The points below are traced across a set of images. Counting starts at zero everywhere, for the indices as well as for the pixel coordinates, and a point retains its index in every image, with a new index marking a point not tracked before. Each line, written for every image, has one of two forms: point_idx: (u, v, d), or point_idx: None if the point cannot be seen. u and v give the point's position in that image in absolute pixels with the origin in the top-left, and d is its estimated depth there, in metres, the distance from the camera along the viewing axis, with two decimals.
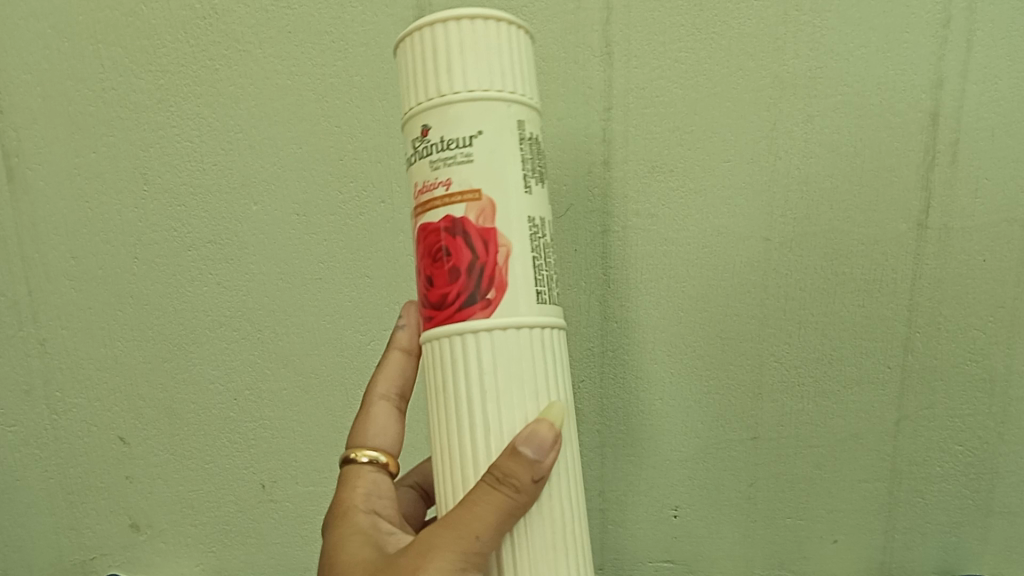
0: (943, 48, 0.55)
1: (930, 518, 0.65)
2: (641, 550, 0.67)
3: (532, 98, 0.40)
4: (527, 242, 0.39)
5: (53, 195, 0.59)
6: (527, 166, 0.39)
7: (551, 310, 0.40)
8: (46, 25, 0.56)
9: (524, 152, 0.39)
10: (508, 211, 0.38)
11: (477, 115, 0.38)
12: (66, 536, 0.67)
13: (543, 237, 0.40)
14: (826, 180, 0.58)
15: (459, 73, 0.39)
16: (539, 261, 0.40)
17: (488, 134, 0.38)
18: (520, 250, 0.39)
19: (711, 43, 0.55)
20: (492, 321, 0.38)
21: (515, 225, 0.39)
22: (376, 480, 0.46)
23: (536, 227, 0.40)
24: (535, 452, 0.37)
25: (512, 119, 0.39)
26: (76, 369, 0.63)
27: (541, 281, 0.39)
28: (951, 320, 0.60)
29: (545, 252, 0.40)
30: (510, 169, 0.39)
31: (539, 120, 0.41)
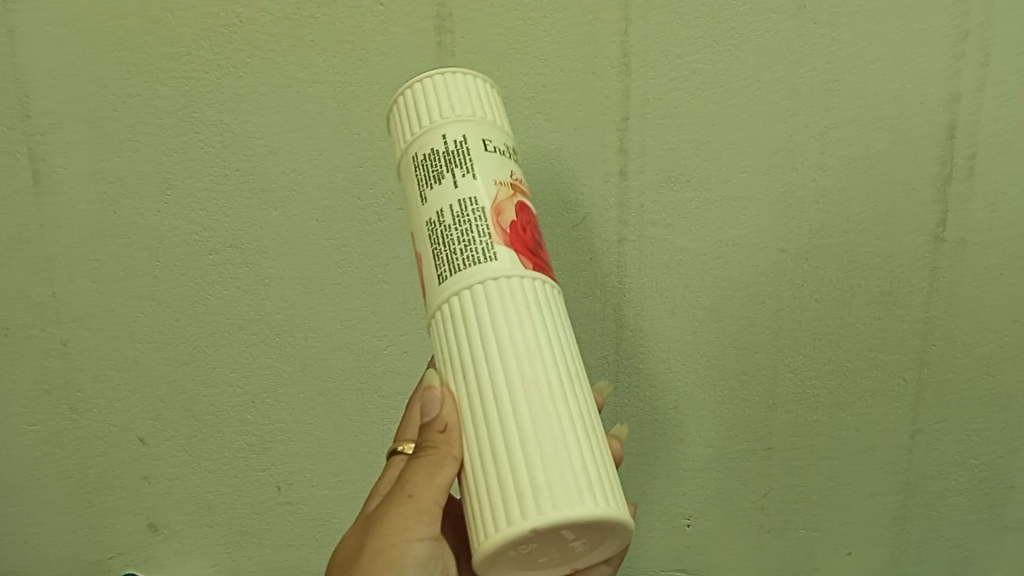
0: (960, 61, 0.55)
1: (943, 531, 0.65)
2: (653, 557, 0.67)
3: (425, 122, 0.43)
4: (428, 241, 0.42)
5: (77, 198, 0.60)
6: (421, 180, 0.43)
7: (455, 281, 0.40)
8: (72, 30, 0.56)
9: (420, 171, 0.43)
10: (418, 227, 0.43)
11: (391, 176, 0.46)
12: (85, 535, 0.68)
13: (445, 223, 0.41)
14: (842, 192, 0.58)
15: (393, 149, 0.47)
16: (439, 249, 0.41)
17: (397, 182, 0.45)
18: (426, 254, 0.42)
19: (729, 54, 0.56)
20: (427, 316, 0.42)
21: (421, 235, 0.42)
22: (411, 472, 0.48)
23: (436, 223, 0.41)
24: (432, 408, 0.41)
25: (408, 154, 0.44)
26: (97, 370, 0.64)
27: (439, 265, 0.41)
28: (967, 333, 0.60)
29: (448, 235, 0.41)
30: (410, 197, 0.43)
31: (439, 128, 0.43)
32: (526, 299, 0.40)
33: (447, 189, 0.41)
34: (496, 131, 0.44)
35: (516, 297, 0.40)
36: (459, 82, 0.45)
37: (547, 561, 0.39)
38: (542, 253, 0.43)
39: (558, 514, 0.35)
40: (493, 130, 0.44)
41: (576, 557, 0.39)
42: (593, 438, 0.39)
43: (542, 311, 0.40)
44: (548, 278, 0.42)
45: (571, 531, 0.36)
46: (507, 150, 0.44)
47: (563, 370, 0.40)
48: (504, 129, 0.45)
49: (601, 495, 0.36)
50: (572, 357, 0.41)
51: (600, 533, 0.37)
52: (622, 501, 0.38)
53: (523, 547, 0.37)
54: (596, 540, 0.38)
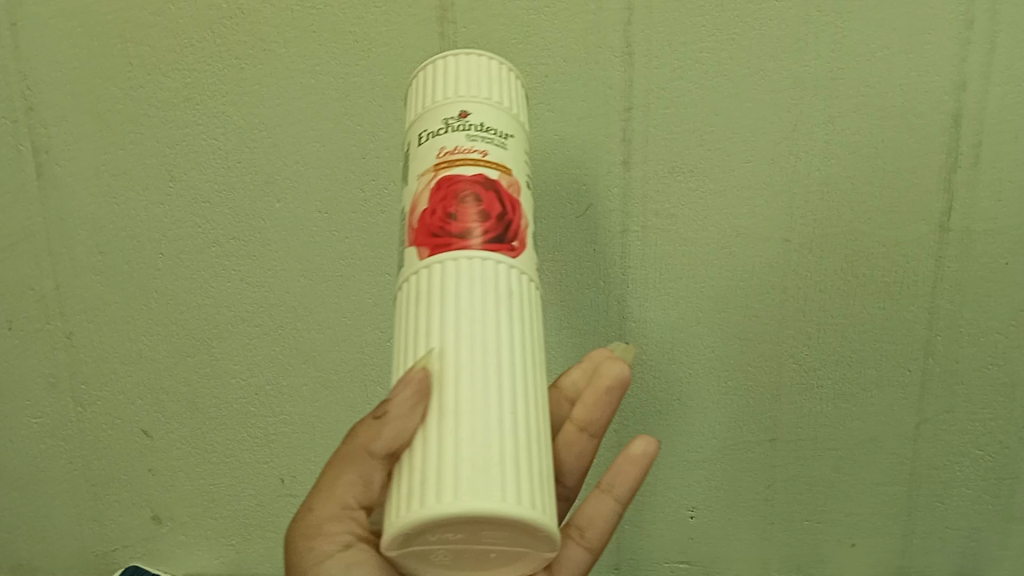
0: (965, 49, 0.55)
1: (949, 522, 0.65)
2: (658, 549, 0.67)
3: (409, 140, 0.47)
4: None
5: (81, 191, 0.60)
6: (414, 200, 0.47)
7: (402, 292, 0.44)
8: (75, 23, 0.57)
9: None
10: None
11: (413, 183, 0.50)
12: (90, 527, 0.68)
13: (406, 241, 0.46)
14: (846, 181, 0.58)
15: None
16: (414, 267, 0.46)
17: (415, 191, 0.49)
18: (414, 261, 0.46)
19: (732, 43, 0.55)
20: None
21: None
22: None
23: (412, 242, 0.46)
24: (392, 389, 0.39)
25: None
26: (101, 363, 0.64)
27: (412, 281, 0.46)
28: (973, 322, 0.60)
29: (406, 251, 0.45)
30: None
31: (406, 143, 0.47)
32: (421, 290, 0.40)
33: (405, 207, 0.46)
34: (435, 112, 0.44)
35: (409, 298, 0.41)
36: (422, 77, 0.46)
37: (475, 560, 0.37)
38: (463, 220, 0.40)
39: (400, 524, 0.35)
40: (431, 114, 0.44)
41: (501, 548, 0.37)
42: (461, 427, 0.37)
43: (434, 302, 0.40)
44: (457, 254, 0.40)
45: (431, 536, 0.35)
46: (442, 125, 0.43)
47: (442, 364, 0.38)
48: (452, 101, 0.44)
49: (450, 493, 0.35)
50: (477, 339, 0.39)
51: (478, 526, 0.35)
52: (491, 491, 0.35)
53: (417, 559, 0.37)
54: (487, 531, 0.35)
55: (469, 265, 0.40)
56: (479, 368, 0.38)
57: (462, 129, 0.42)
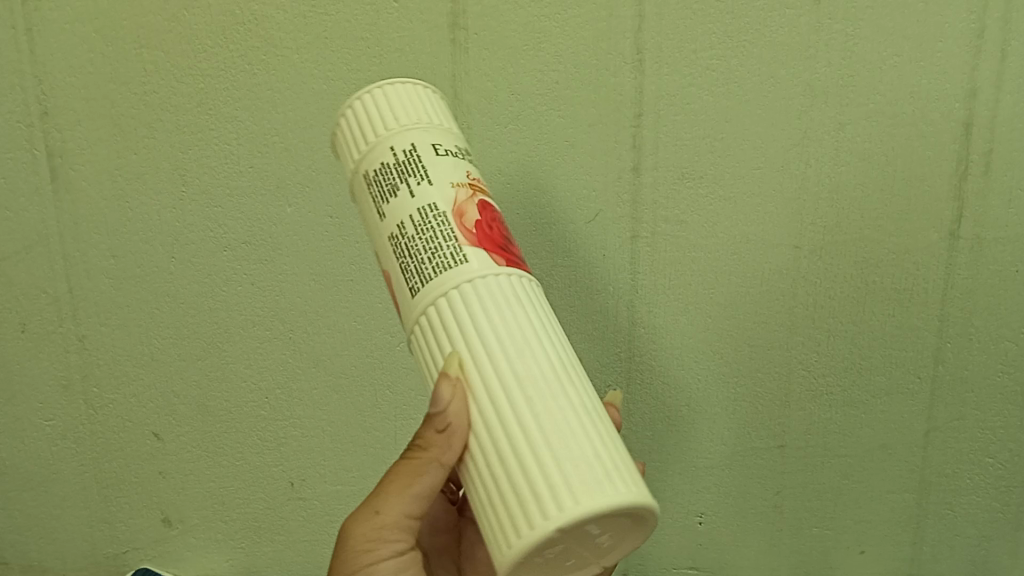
0: (977, 57, 0.55)
1: (958, 530, 0.64)
2: (666, 555, 0.67)
3: (372, 135, 0.42)
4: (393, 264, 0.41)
5: (95, 195, 0.61)
6: (380, 191, 0.41)
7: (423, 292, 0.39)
8: (90, 28, 0.57)
9: (376, 185, 0.42)
10: (381, 248, 0.42)
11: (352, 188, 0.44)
12: (101, 529, 0.69)
13: (402, 239, 0.40)
14: (857, 189, 0.58)
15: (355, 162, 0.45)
16: (407, 262, 0.40)
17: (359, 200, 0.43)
18: (394, 275, 0.41)
19: (743, 51, 0.55)
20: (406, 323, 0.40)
21: (385, 255, 0.41)
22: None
23: (395, 238, 0.40)
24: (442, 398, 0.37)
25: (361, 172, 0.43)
26: (113, 365, 0.65)
27: (412, 276, 0.40)
28: (983, 331, 0.60)
29: (417, 237, 0.40)
30: (369, 220, 0.42)
31: (389, 139, 0.42)
32: (506, 295, 0.39)
33: (397, 203, 0.40)
34: (445, 132, 0.43)
35: (503, 301, 0.38)
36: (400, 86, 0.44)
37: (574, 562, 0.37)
38: (513, 247, 0.42)
39: (561, 516, 0.34)
40: (443, 132, 0.43)
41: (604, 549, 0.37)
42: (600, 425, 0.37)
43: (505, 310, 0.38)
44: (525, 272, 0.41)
45: (603, 521, 0.35)
46: (457, 149, 0.42)
47: (532, 364, 0.37)
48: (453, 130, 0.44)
49: (625, 479, 0.35)
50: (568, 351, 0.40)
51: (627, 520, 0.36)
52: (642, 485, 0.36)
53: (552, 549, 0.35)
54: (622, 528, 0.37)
55: (528, 286, 0.40)
56: (575, 373, 0.38)
57: (471, 161, 0.43)
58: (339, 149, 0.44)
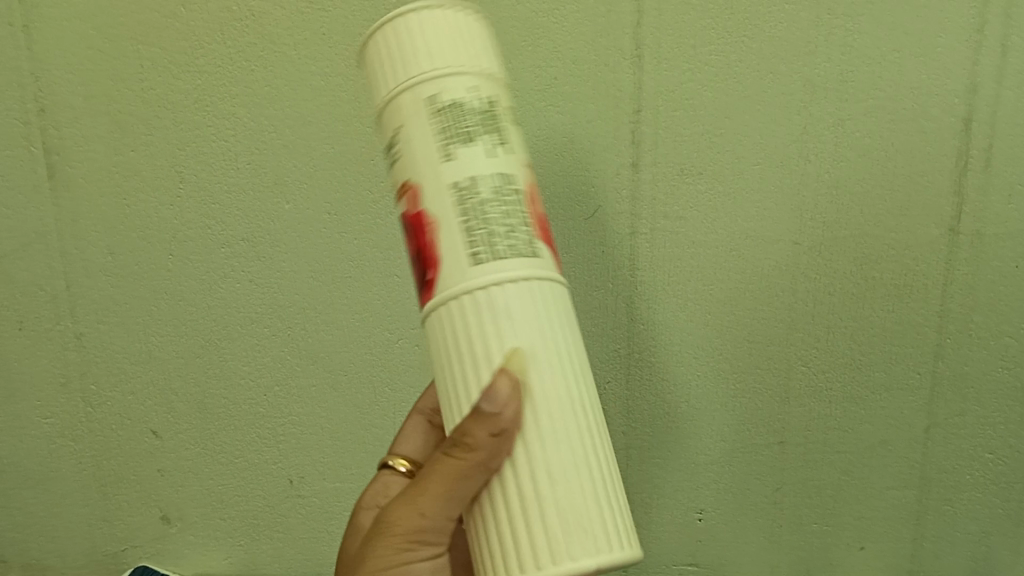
0: (978, 52, 0.55)
1: (959, 527, 0.64)
2: (666, 552, 0.67)
3: (444, 67, 0.40)
4: (450, 212, 0.38)
5: (93, 192, 0.61)
6: (446, 135, 0.39)
7: (495, 264, 0.38)
8: (88, 26, 0.57)
9: (439, 123, 0.39)
10: (430, 189, 0.39)
11: (397, 114, 0.41)
12: (100, 526, 0.69)
13: (473, 196, 0.38)
14: (857, 184, 0.58)
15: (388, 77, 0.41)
16: (469, 223, 0.38)
17: (409, 128, 0.40)
18: (446, 222, 0.38)
19: (743, 46, 0.55)
20: (461, 285, 0.38)
21: (438, 199, 0.39)
22: (390, 484, 0.53)
23: (461, 190, 0.39)
24: (492, 404, 0.36)
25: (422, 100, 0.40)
26: (111, 363, 0.64)
27: (476, 241, 0.38)
28: (984, 327, 0.60)
29: (494, 207, 0.38)
30: (419, 154, 0.40)
31: (463, 83, 0.40)
32: (563, 312, 0.39)
33: (472, 157, 0.39)
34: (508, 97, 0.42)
35: (562, 321, 0.39)
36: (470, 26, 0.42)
37: None
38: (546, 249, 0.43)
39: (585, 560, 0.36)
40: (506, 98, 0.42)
41: None
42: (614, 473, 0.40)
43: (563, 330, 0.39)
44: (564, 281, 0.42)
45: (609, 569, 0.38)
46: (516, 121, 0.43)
47: (579, 395, 0.38)
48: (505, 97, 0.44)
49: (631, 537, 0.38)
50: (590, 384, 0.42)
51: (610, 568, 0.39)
52: None
53: None
54: None
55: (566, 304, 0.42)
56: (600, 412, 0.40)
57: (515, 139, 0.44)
58: (393, 66, 0.41)
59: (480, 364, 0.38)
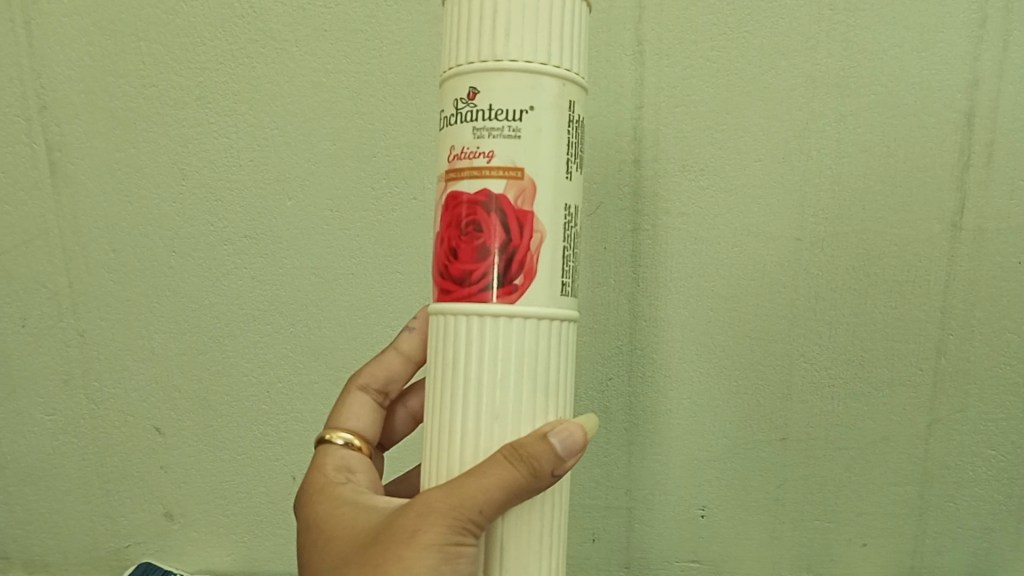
0: (979, 47, 0.55)
1: (960, 522, 0.64)
2: (668, 549, 0.66)
3: (582, 78, 0.39)
4: (560, 229, 0.38)
5: (94, 189, 0.61)
6: (570, 150, 0.38)
7: (571, 302, 0.39)
8: (90, 22, 0.58)
9: (569, 135, 0.38)
10: (547, 197, 0.37)
11: (525, 87, 0.37)
12: (102, 524, 0.69)
13: (574, 226, 0.39)
14: (859, 179, 0.58)
15: (520, 40, 0.37)
16: (568, 252, 0.39)
17: (537, 114, 0.37)
18: (552, 239, 0.38)
19: (743, 42, 0.56)
20: (556, 310, 0.38)
21: (551, 211, 0.38)
22: (348, 457, 0.48)
23: (570, 215, 0.39)
24: (563, 445, 0.36)
25: (562, 98, 0.38)
26: (113, 359, 0.64)
27: (568, 272, 0.38)
28: (985, 323, 0.60)
29: (576, 243, 0.39)
30: (543, 150, 0.37)
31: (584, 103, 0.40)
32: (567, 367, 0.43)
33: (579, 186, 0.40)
34: None
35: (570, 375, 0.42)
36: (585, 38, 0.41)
37: None
38: None
39: None
40: None
41: None
42: None
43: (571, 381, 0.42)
44: None
45: None
46: None
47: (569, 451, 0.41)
48: None
49: None
50: None
51: None
52: None
53: None
54: None
55: None
56: None
57: None
58: (539, 38, 0.37)
59: (538, 387, 0.38)
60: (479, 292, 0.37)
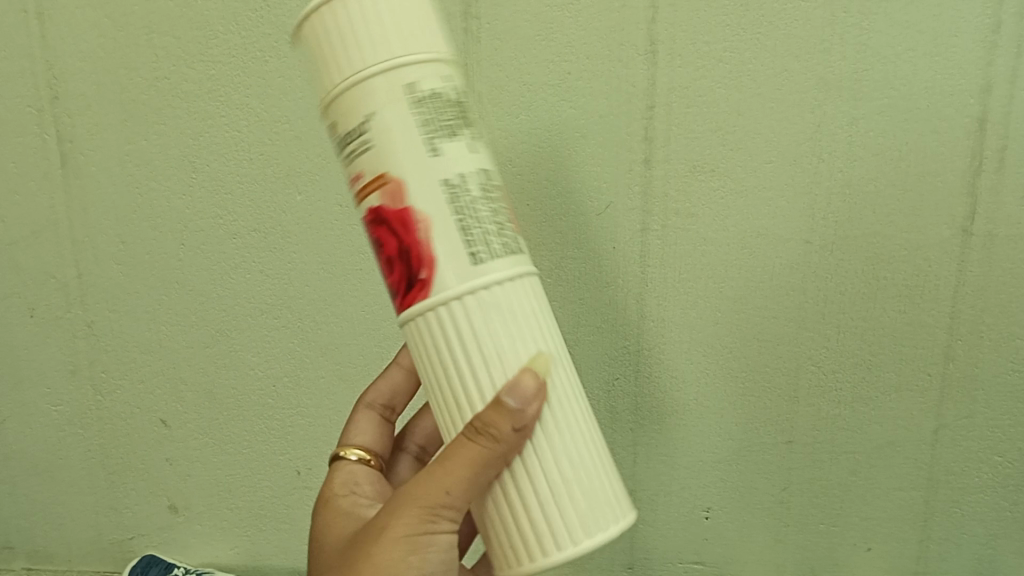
0: (992, 52, 0.55)
1: (966, 528, 0.64)
2: (671, 549, 0.66)
3: (406, 57, 0.39)
4: (443, 206, 0.39)
5: (105, 181, 0.61)
6: (425, 130, 0.39)
7: (487, 267, 0.39)
8: (101, 14, 0.57)
9: (418, 118, 0.39)
10: (420, 187, 0.39)
11: (360, 103, 0.39)
12: (107, 515, 0.69)
13: (465, 196, 0.39)
14: (870, 183, 0.57)
15: (341, 67, 0.40)
16: (464, 221, 0.39)
17: (387, 113, 0.39)
18: (438, 219, 0.39)
19: (756, 43, 0.55)
20: (462, 281, 0.39)
21: (428, 195, 0.39)
22: (355, 471, 0.49)
23: (454, 188, 0.39)
24: (517, 401, 0.37)
25: (396, 90, 0.39)
26: (121, 352, 0.65)
27: (469, 240, 0.39)
28: (994, 329, 0.60)
29: (473, 209, 0.39)
30: (404, 147, 0.39)
31: (433, 74, 0.40)
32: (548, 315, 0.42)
33: (459, 155, 0.40)
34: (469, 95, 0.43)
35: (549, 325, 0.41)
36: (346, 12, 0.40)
37: None
38: None
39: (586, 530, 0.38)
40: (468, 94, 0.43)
41: None
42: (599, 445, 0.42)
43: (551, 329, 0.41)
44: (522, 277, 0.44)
45: None
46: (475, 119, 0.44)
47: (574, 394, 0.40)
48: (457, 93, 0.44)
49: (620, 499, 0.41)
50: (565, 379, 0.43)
51: None
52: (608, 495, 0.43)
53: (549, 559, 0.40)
54: None
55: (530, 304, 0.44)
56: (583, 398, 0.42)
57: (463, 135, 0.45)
58: (352, 56, 0.40)
59: (483, 363, 0.39)
60: (403, 301, 0.40)
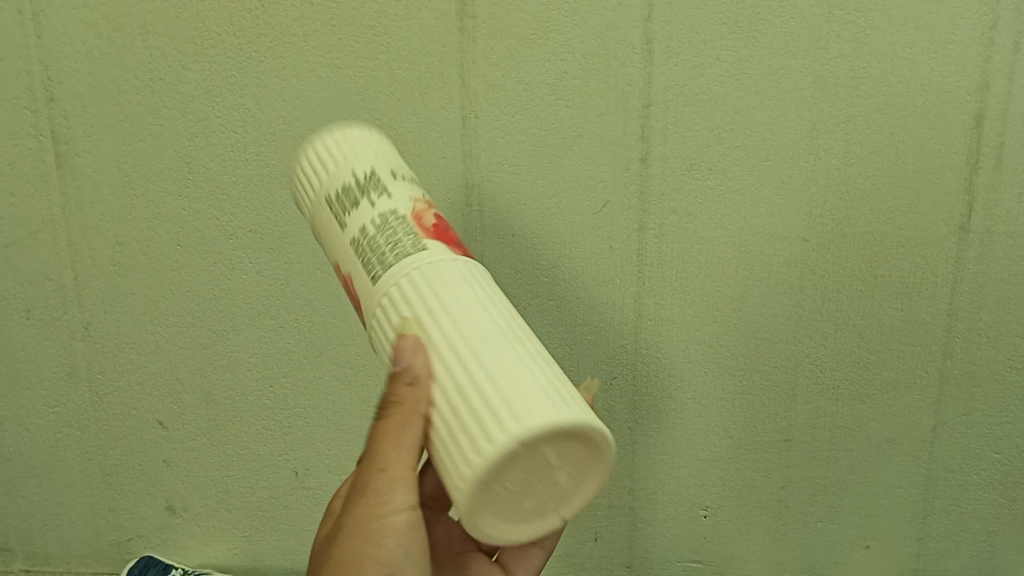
0: (989, 49, 0.55)
1: (965, 526, 0.64)
2: (670, 548, 0.66)
3: (313, 168, 0.42)
4: (358, 262, 0.38)
5: (101, 182, 0.61)
6: (336, 209, 0.40)
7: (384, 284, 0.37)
8: (98, 15, 0.57)
9: (332, 206, 0.41)
10: (346, 256, 0.39)
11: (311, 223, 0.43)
12: (105, 516, 0.69)
13: (367, 240, 0.38)
14: (867, 181, 0.57)
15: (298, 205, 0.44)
16: (371, 262, 0.38)
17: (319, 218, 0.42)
18: (359, 276, 0.39)
19: (753, 41, 0.55)
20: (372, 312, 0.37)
21: (350, 261, 0.39)
22: None
23: (360, 240, 0.39)
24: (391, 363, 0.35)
25: (317, 197, 0.42)
26: (118, 353, 0.64)
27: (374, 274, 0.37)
28: (992, 326, 0.60)
29: (375, 246, 0.38)
30: (331, 237, 0.40)
31: (330, 164, 0.41)
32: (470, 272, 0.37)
33: (361, 209, 0.39)
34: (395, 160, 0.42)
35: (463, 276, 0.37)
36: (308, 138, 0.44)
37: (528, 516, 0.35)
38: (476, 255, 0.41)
39: (499, 448, 0.32)
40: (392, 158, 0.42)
41: (565, 494, 0.35)
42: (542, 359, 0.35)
43: (464, 281, 0.37)
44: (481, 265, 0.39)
45: (543, 452, 0.33)
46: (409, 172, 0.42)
47: (479, 321, 0.35)
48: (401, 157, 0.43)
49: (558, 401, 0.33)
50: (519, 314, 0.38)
51: (577, 444, 0.33)
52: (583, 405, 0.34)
53: (504, 500, 0.34)
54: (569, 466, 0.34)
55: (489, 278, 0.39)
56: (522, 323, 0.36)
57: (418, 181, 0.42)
58: (297, 192, 0.43)
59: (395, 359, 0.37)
60: None
